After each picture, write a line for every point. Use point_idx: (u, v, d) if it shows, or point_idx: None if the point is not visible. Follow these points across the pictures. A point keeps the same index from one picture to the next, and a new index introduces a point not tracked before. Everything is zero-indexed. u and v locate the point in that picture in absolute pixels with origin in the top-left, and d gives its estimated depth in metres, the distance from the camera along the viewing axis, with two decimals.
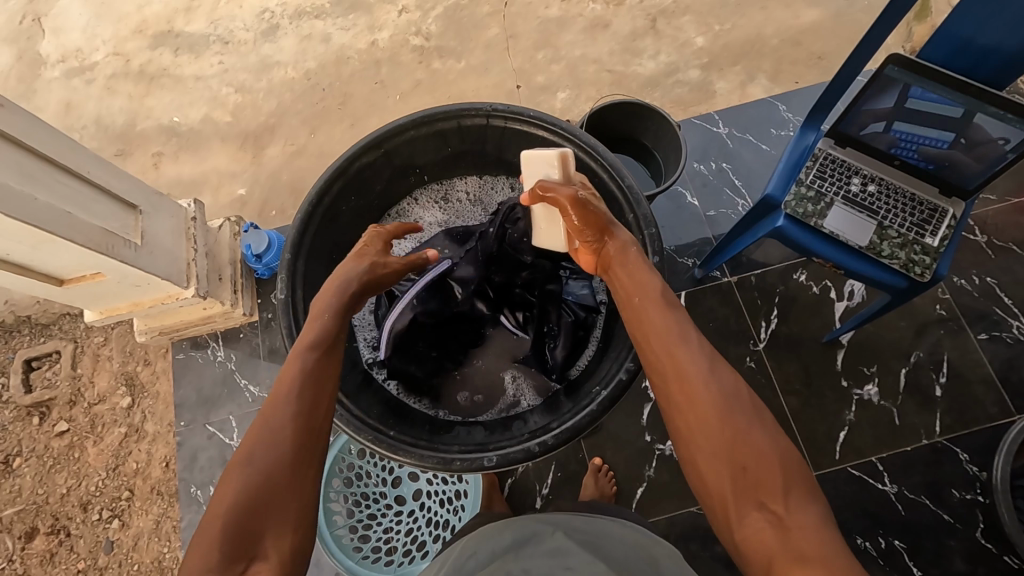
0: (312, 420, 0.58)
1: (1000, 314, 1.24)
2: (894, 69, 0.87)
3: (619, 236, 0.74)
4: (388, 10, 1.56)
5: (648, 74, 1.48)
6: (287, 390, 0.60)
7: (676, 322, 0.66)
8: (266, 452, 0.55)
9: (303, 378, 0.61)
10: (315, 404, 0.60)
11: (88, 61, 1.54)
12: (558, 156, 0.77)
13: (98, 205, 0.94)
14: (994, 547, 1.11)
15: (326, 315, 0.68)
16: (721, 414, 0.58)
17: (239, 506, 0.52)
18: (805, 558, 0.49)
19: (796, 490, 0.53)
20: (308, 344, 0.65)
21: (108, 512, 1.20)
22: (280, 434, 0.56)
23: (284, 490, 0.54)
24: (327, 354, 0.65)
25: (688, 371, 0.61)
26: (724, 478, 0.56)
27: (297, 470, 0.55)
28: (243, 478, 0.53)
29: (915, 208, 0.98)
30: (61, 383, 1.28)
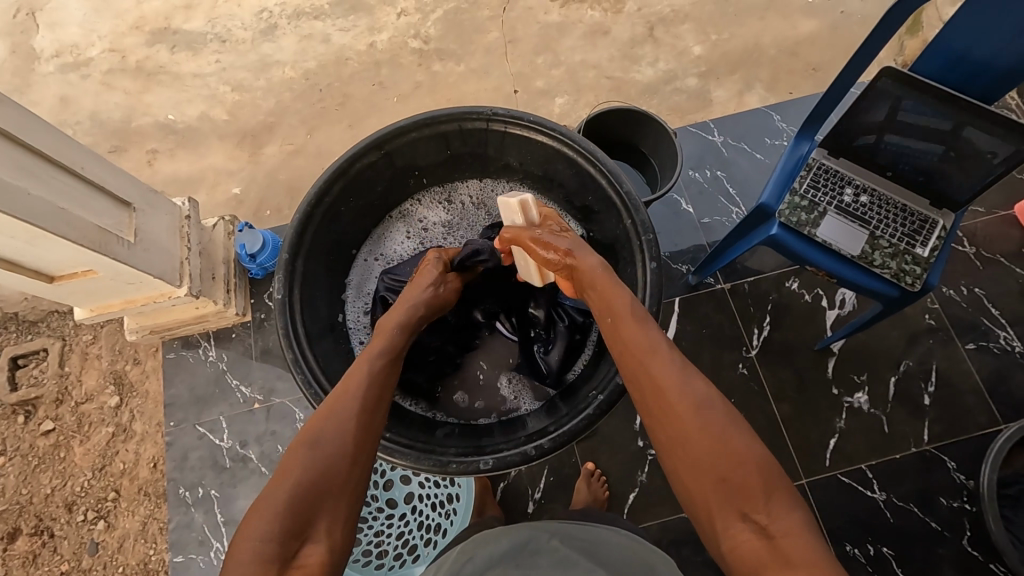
0: (372, 421, 0.63)
1: (988, 324, 1.26)
2: (887, 82, 0.88)
3: (584, 261, 0.75)
4: (388, 13, 1.57)
5: (646, 82, 1.49)
6: (355, 388, 0.65)
7: (651, 334, 0.66)
8: (332, 442, 0.59)
9: (371, 380, 0.66)
10: (378, 406, 0.64)
11: (84, 56, 1.53)
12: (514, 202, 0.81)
13: (92, 201, 0.94)
14: (980, 554, 1.12)
15: (394, 326, 0.75)
16: (701, 424, 0.58)
17: (301, 487, 0.55)
18: (795, 566, 0.50)
19: (778, 498, 0.54)
20: (377, 350, 0.70)
21: (94, 512, 1.19)
22: (346, 428, 0.60)
23: (342, 481, 0.57)
24: (393, 364, 0.70)
25: (666, 384, 0.61)
26: (708, 489, 0.56)
27: (354, 466, 0.59)
28: (309, 461, 0.57)
29: (907, 219, 1.00)
30: (48, 381, 1.26)
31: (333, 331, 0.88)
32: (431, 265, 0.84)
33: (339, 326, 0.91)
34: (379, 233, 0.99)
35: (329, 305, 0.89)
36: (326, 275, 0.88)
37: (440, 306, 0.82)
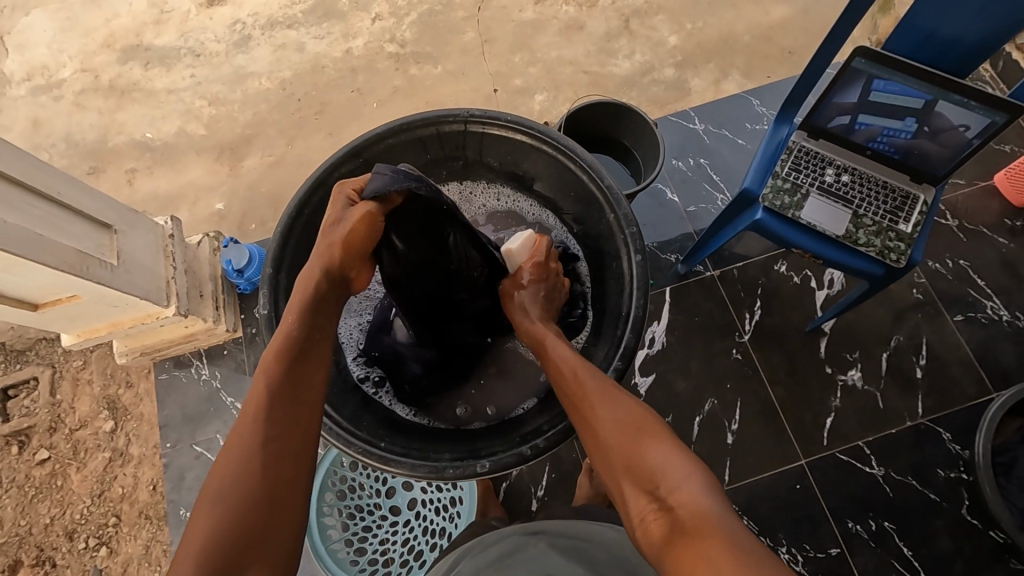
0: (282, 449, 0.57)
1: (974, 296, 1.27)
2: (861, 61, 0.89)
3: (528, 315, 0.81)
4: (362, 18, 1.56)
5: (625, 74, 1.49)
6: (255, 412, 0.58)
7: (567, 356, 0.70)
8: (235, 489, 0.54)
9: (271, 401, 0.59)
10: (288, 425, 0.58)
11: (55, 78, 1.50)
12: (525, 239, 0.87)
13: (72, 226, 0.93)
14: (978, 522, 1.13)
15: (291, 323, 0.65)
16: (607, 420, 0.61)
17: (213, 543, 0.52)
18: (689, 534, 0.50)
19: (679, 469, 0.55)
20: (271, 361, 0.62)
21: (95, 539, 1.17)
22: (251, 467, 0.55)
23: (260, 522, 0.53)
24: (295, 366, 0.62)
25: (582, 392, 0.65)
26: (619, 478, 0.58)
27: (272, 503, 0.54)
28: (218, 515, 0.53)
29: (887, 196, 1.01)
30: (40, 410, 1.24)
31: None
32: (336, 204, 0.73)
33: None
34: None
35: None
36: None
37: (341, 247, 0.70)
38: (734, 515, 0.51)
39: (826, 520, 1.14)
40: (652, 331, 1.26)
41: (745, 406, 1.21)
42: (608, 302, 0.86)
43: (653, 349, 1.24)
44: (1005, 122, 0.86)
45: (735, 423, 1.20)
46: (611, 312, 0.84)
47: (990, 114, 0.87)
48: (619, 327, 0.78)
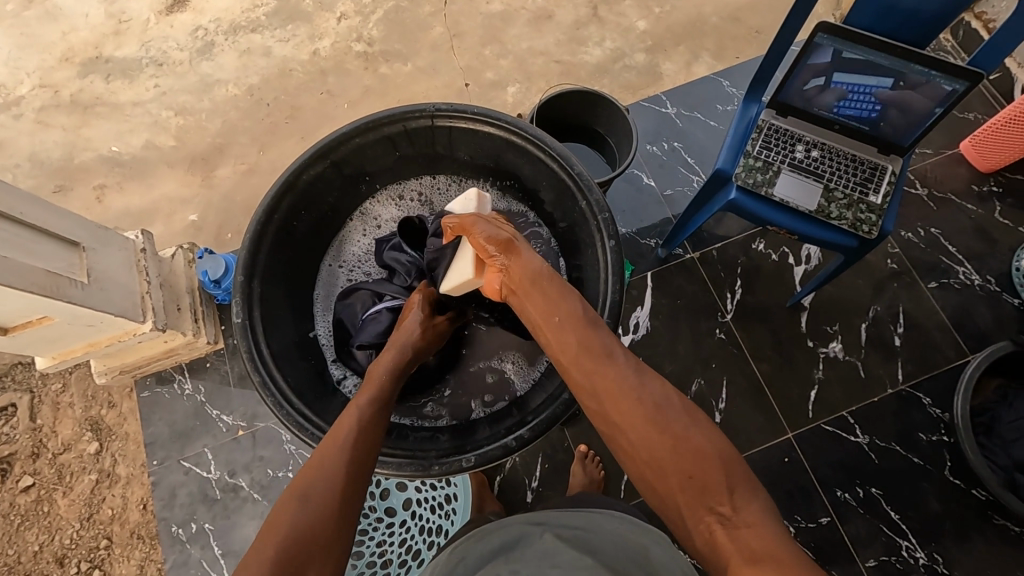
0: (362, 471, 0.58)
1: (946, 262, 1.30)
2: (824, 37, 0.90)
3: (519, 254, 0.72)
4: (328, 18, 1.53)
5: (595, 61, 1.49)
6: (346, 435, 0.60)
7: (599, 336, 0.63)
8: (322, 493, 0.54)
9: (362, 427, 0.62)
10: (369, 449, 0.61)
11: (14, 95, 1.46)
12: (477, 195, 0.85)
13: (38, 246, 0.90)
14: (962, 482, 1.16)
15: (384, 373, 0.71)
16: (660, 424, 0.56)
17: (290, 539, 0.51)
18: (756, 557, 0.47)
19: (739, 487, 0.53)
20: (368, 398, 0.66)
21: (87, 563, 1.16)
22: (336, 472, 0.56)
23: (330, 530, 0.52)
24: (384, 410, 0.66)
25: (621, 388, 0.59)
26: (674, 486, 0.54)
27: (344, 515, 0.54)
28: (301, 514, 0.52)
29: (857, 169, 1.02)
30: (21, 436, 1.21)
31: (302, 346, 0.88)
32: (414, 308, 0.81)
33: (309, 342, 0.90)
34: (338, 240, 0.98)
35: (296, 321, 0.88)
36: (288, 293, 0.87)
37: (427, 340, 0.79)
38: (791, 533, 0.50)
39: (816, 491, 1.16)
40: (636, 317, 1.26)
41: (731, 384, 1.22)
42: (585, 291, 0.86)
43: (638, 334, 1.25)
44: (966, 89, 0.88)
45: (723, 402, 1.21)
46: (589, 300, 0.84)
47: (951, 82, 0.88)
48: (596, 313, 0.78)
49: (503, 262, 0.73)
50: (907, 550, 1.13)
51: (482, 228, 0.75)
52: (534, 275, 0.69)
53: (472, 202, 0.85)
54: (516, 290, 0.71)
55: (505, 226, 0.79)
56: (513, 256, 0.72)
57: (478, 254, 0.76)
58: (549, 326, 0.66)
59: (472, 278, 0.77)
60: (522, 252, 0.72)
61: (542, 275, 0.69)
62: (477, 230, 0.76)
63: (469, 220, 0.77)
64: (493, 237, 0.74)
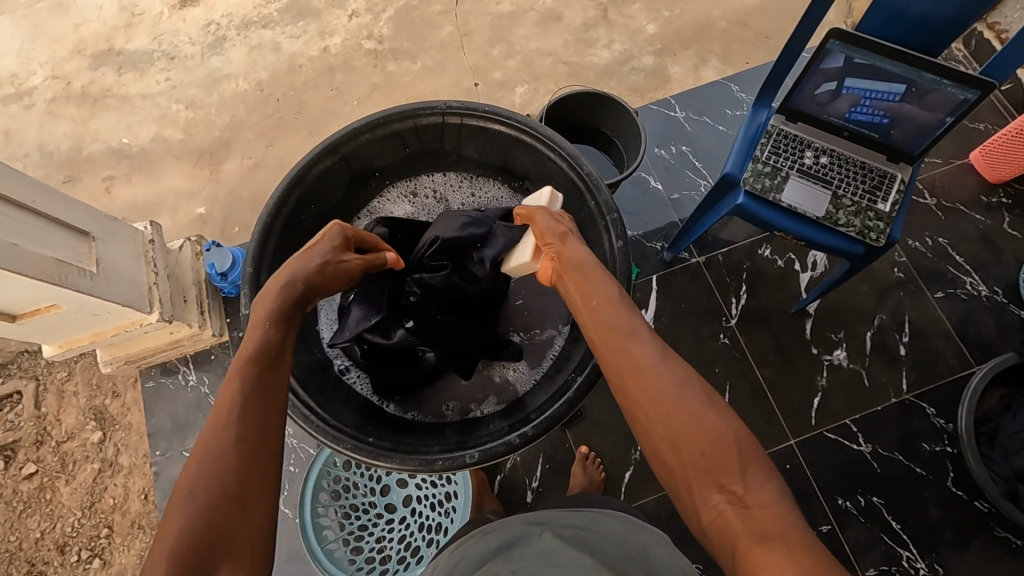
0: (258, 442, 0.51)
1: (953, 272, 1.29)
2: (836, 43, 0.90)
3: (576, 247, 0.72)
4: (338, 15, 1.54)
5: (604, 64, 1.49)
6: (227, 411, 0.52)
7: (625, 315, 0.64)
8: (208, 487, 0.47)
9: (247, 394, 0.53)
10: (262, 418, 0.53)
11: (25, 85, 1.47)
12: (551, 193, 0.81)
13: (48, 234, 0.91)
14: (964, 493, 1.16)
15: (262, 324, 0.60)
16: (678, 402, 0.56)
17: (184, 542, 0.45)
18: (769, 538, 0.47)
19: (754, 469, 0.52)
20: (245, 360, 0.56)
21: (87, 551, 1.16)
22: (223, 457, 0.49)
23: (228, 523, 0.47)
24: (271, 365, 0.57)
25: (642, 364, 0.59)
26: (687, 465, 0.54)
27: (244, 496, 0.48)
28: (188, 516, 0.46)
29: (866, 176, 1.02)
30: (26, 424, 1.22)
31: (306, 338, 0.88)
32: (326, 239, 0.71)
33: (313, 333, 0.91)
34: None
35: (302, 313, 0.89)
36: None
37: (330, 277, 0.68)
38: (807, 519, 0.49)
39: (817, 499, 1.16)
40: None
41: (734, 389, 1.22)
42: None
43: None
44: (977, 99, 0.88)
45: None
46: None
47: (962, 92, 0.88)
48: None
49: (558, 251, 0.72)
50: (907, 559, 1.13)
51: (545, 220, 0.75)
52: (585, 263, 0.69)
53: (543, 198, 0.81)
54: (562, 275, 0.71)
55: (568, 221, 0.78)
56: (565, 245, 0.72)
57: (538, 243, 0.76)
58: (584, 305, 0.67)
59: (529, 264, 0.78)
60: (581, 246, 0.72)
61: (592, 264, 0.69)
62: (540, 221, 0.76)
63: (535, 211, 0.77)
64: (552, 228, 0.74)
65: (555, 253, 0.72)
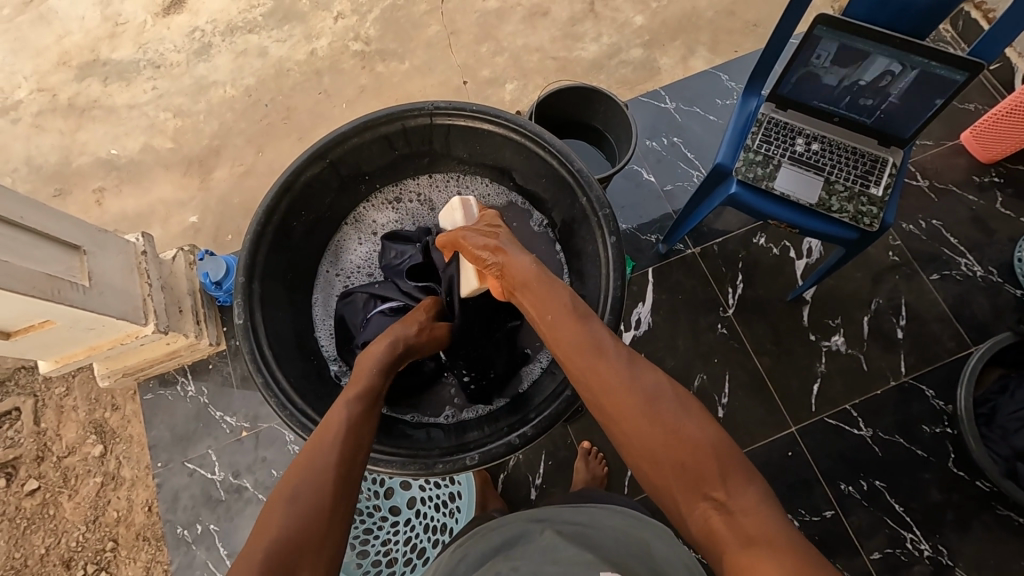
0: (351, 470, 0.58)
1: (948, 254, 1.30)
2: (823, 29, 0.89)
3: (514, 260, 0.73)
4: (324, 17, 1.53)
5: (592, 57, 1.49)
6: (332, 435, 0.60)
7: (590, 329, 0.64)
8: (306, 495, 0.53)
9: (351, 425, 0.61)
10: (358, 449, 0.60)
11: (11, 99, 1.46)
12: (462, 202, 0.85)
13: (38, 250, 0.90)
14: (966, 474, 1.16)
15: (372, 369, 0.71)
16: (651, 415, 0.56)
17: (280, 540, 0.50)
18: (754, 542, 0.48)
19: (734, 474, 0.53)
20: (354, 395, 0.65)
21: (93, 565, 1.16)
22: (323, 469, 0.56)
23: (320, 531, 0.52)
24: (373, 405, 0.66)
25: (613, 379, 0.59)
26: (669, 476, 0.55)
27: (334, 512, 0.54)
28: (288, 517, 0.52)
29: (858, 161, 1.02)
30: (26, 440, 1.22)
31: (302, 347, 0.88)
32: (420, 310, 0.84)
33: (309, 341, 0.90)
34: (332, 248, 0.98)
35: (296, 321, 0.88)
36: (289, 295, 0.87)
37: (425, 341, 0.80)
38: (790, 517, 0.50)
39: (820, 484, 1.17)
40: (638, 313, 1.26)
41: (733, 379, 1.22)
42: (586, 287, 0.87)
43: (640, 330, 1.25)
44: (966, 80, 0.88)
45: (725, 396, 1.21)
46: (591, 295, 0.83)
47: (951, 74, 0.88)
48: (598, 310, 0.78)
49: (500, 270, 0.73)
50: (911, 541, 1.13)
51: (472, 240, 0.77)
52: (529, 274, 0.70)
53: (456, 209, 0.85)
54: (514, 292, 0.72)
55: (495, 230, 0.80)
56: (503, 260, 0.73)
57: (477, 266, 0.78)
58: (542, 323, 0.67)
59: (478, 287, 0.82)
60: (517, 256, 0.73)
61: (535, 277, 0.70)
62: (471, 244, 0.77)
63: (459, 236, 0.79)
64: (484, 245, 0.76)
65: (498, 269, 0.74)
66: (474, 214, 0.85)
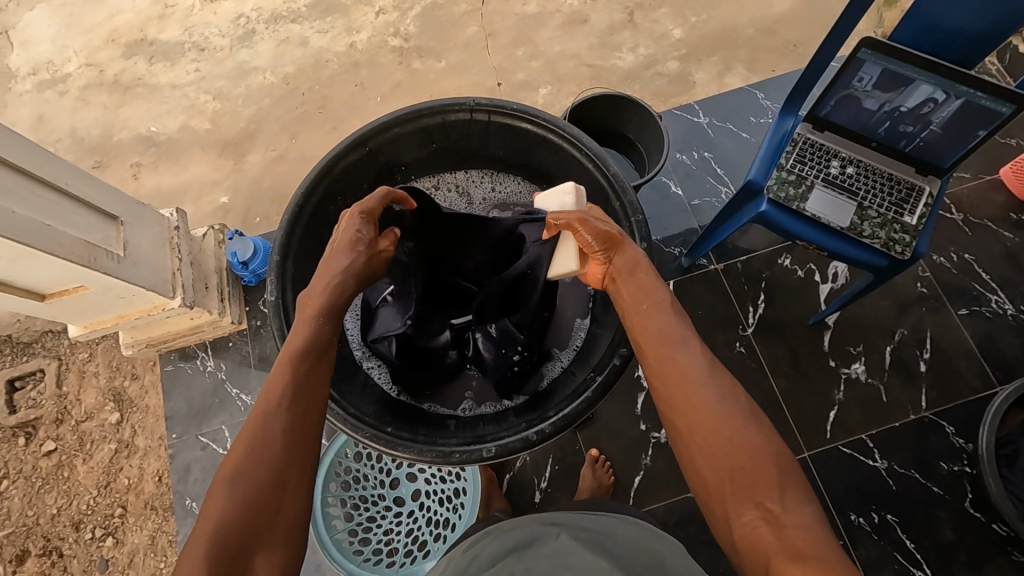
0: (298, 441, 0.57)
1: (978, 289, 1.27)
2: (867, 52, 0.89)
3: (630, 251, 0.71)
4: (365, 12, 1.56)
5: (628, 67, 1.49)
6: (272, 409, 0.58)
7: (681, 326, 0.65)
8: (249, 479, 0.54)
9: (292, 393, 0.59)
10: (304, 418, 0.58)
11: (60, 72, 1.51)
12: (574, 188, 0.81)
13: (79, 217, 0.93)
14: (983, 515, 1.13)
15: (312, 323, 0.66)
16: (718, 416, 0.57)
17: (228, 526, 0.52)
18: (803, 556, 0.48)
19: (790, 489, 0.53)
20: (292, 357, 0.62)
21: (101, 530, 1.18)
22: (265, 447, 0.55)
23: (272, 511, 0.54)
24: (316, 364, 0.63)
25: (688, 374, 0.60)
26: (722, 478, 0.55)
27: (282, 490, 0.55)
28: (231, 501, 0.53)
29: (893, 188, 1.01)
30: (47, 402, 1.25)
31: None
32: (350, 228, 0.73)
33: None
34: None
35: None
36: None
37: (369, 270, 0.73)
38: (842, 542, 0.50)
39: (829, 513, 1.15)
40: None
41: None
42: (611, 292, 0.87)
43: None
44: (1012, 113, 0.86)
45: None
46: None
47: (996, 106, 0.87)
48: None
49: (609, 260, 0.71)
50: None
51: (592, 225, 0.72)
52: (642, 269, 0.69)
53: (570, 195, 0.81)
54: (615, 280, 0.71)
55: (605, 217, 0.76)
56: (616, 250, 0.71)
57: (583, 249, 0.74)
58: (633, 309, 0.68)
59: (574, 270, 0.77)
60: (632, 250, 0.71)
61: (649, 271, 0.69)
62: (586, 227, 0.72)
63: (577, 217, 0.73)
64: (602, 232, 0.71)
65: (609, 256, 0.71)
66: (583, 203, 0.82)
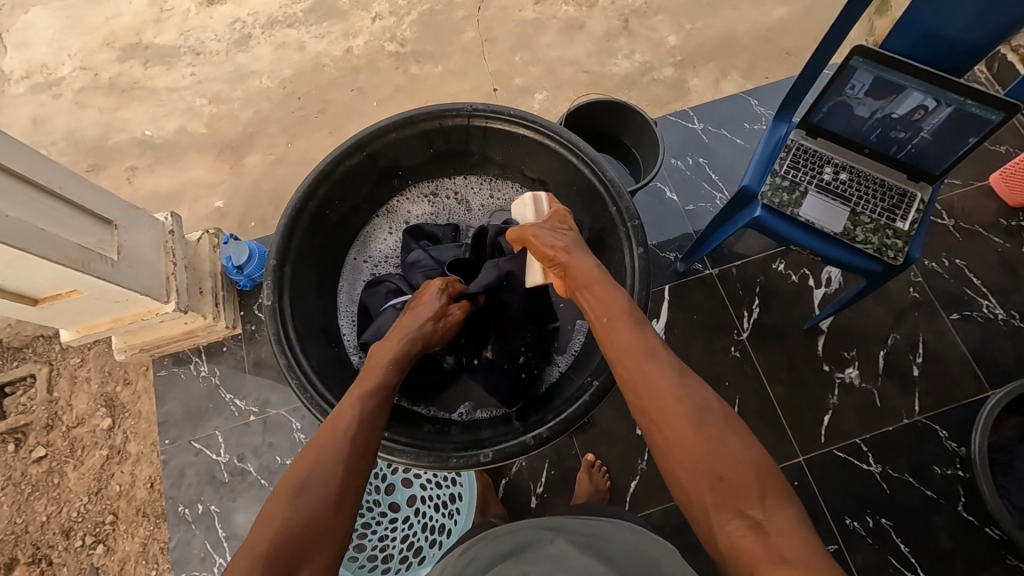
0: (357, 465, 0.60)
1: (970, 294, 1.28)
2: (859, 60, 0.90)
3: (578, 263, 0.75)
4: (363, 17, 1.56)
5: (624, 74, 1.50)
6: (343, 431, 0.62)
7: (649, 338, 0.65)
8: (313, 491, 0.56)
9: (362, 420, 0.64)
10: (367, 445, 0.62)
11: (55, 75, 1.50)
12: (532, 198, 0.87)
13: (73, 220, 0.92)
14: (975, 519, 1.14)
15: (387, 363, 0.72)
16: (695, 426, 0.57)
17: (284, 533, 0.54)
18: (788, 561, 0.48)
19: (771, 494, 0.53)
20: (368, 389, 0.67)
21: (92, 537, 1.17)
22: (329, 464, 0.58)
23: (323, 528, 0.55)
24: (386, 400, 0.68)
25: (662, 386, 0.60)
26: (704, 487, 0.55)
27: (338, 511, 0.57)
28: (291, 509, 0.55)
29: (886, 194, 1.02)
30: (37, 407, 1.24)
31: (326, 333, 0.89)
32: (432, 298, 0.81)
33: (332, 327, 0.91)
34: (363, 236, 0.99)
35: (322, 306, 0.89)
36: (316, 281, 0.88)
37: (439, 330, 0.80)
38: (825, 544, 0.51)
39: (825, 517, 1.15)
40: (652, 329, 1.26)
41: (743, 404, 1.21)
42: None
43: None
44: (1001, 121, 0.87)
45: None
46: None
47: (985, 113, 0.88)
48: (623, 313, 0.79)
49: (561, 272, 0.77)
50: None
51: (540, 240, 0.79)
52: (593, 280, 0.72)
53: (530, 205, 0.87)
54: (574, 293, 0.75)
55: (564, 227, 0.81)
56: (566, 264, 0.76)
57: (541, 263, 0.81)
58: (598, 325, 0.69)
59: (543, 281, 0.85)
60: (579, 260, 0.75)
61: (601, 281, 0.72)
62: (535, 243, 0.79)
63: (527, 232, 0.81)
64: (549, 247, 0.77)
65: (561, 270, 0.76)
66: (545, 210, 0.87)
